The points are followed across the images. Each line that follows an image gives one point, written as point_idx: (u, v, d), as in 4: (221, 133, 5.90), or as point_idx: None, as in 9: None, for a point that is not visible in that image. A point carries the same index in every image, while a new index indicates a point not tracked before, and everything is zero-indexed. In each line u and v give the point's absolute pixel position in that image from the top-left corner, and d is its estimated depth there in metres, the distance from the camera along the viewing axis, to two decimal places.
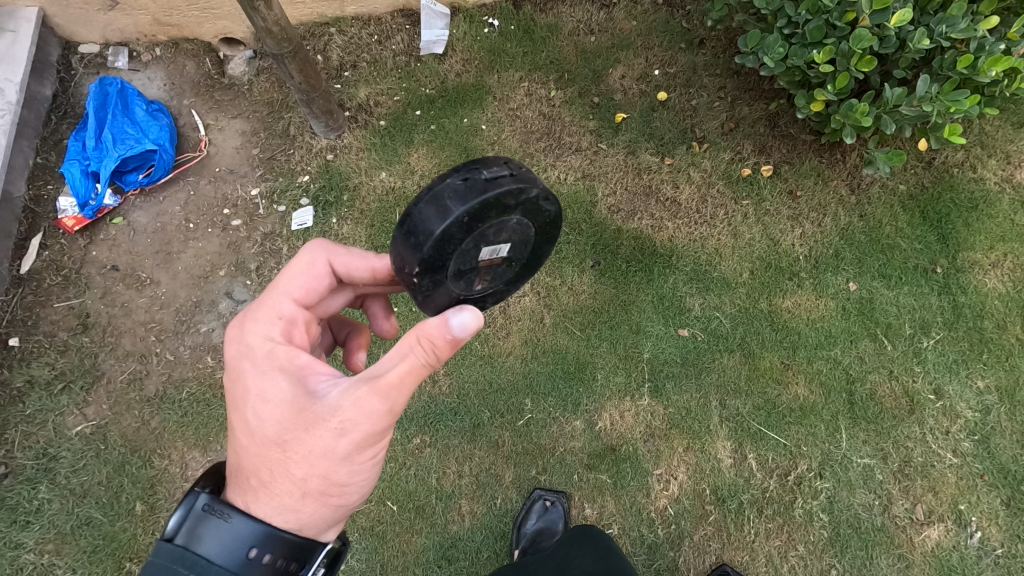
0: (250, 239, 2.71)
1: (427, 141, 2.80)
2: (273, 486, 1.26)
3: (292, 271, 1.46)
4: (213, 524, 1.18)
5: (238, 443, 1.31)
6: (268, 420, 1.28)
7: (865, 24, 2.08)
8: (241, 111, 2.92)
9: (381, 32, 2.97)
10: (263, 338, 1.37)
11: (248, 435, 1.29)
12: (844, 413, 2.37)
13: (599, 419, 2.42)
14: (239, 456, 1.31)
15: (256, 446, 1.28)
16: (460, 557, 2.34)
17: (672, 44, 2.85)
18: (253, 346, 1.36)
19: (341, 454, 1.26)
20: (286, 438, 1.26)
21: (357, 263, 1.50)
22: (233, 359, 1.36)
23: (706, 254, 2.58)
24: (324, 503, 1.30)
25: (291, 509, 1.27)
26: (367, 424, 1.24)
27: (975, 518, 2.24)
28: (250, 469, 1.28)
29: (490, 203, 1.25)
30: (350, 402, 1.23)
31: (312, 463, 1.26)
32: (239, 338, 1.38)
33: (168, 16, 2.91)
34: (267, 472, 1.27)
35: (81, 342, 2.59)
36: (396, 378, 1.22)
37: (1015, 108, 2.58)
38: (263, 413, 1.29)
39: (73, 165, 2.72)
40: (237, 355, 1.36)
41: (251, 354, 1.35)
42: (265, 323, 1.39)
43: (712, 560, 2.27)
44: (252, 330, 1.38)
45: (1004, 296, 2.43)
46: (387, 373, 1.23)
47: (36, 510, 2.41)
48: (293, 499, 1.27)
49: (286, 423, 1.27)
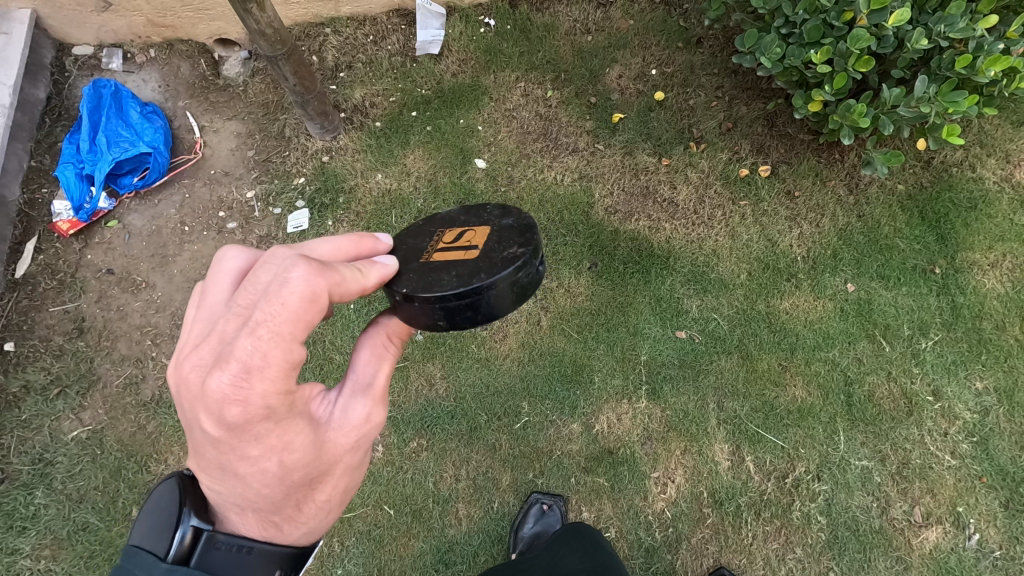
0: (246, 242, 2.70)
1: (423, 142, 2.79)
2: (301, 519, 1.14)
3: (295, 310, 1.02)
4: (232, 564, 1.04)
5: (253, 500, 1.06)
6: (295, 466, 1.09)
7: (862, 24, 2.06)
8: (236, 112, 2.91)
9: (377, 32, 2.95)
10: (284, 394, 1.02)
11: (270, 485, 1.06)
12: (843, 415, 2.36)
13: (596, 421, 2.41)
14: (246, 506, 1.07)
15: (280, 494, 1.09)
16: (456, 561, 2.33)
17: (669, 43, 2.83)
18: (268, 404, 1.01)
19: (357, 468, 1.24)
20: (311, 474, 1.13)
21: (350, 280, 1.17)
22: (237, 422, 0.99)
23: (704, 255, 2.57)
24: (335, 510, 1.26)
25: (314, 530, 1.18)
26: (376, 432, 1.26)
27: (973, 520, 2.23)
28: (269, 515, 1.09)
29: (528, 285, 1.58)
30: (360, 417, 1.21)
31: (335, 485, 1.19)
32: (237, 397, 0.98)
33: (162, 18, 2.89)
34: (294, 511, 1.12)
35: (77, 346, 2.59)
36: (386, 381, 1.27)
37: (1015, 107, 2.56)
38: (291, 460, 1.08)
39: (68, 168, 2.73)
40: (245, 417, 1.00)
41: (264, 414, 1.01)
42: (277, 378, 1.00)
43: (709, 563, 2.27)
44: (258, 390, 0.99)
45: (1003, 297, 2.42)
46: (381, 378, 1.26)
47: (32, 516, 2.41)
48: (319, 522, 1.18)
49: (310, 462, 1.11)
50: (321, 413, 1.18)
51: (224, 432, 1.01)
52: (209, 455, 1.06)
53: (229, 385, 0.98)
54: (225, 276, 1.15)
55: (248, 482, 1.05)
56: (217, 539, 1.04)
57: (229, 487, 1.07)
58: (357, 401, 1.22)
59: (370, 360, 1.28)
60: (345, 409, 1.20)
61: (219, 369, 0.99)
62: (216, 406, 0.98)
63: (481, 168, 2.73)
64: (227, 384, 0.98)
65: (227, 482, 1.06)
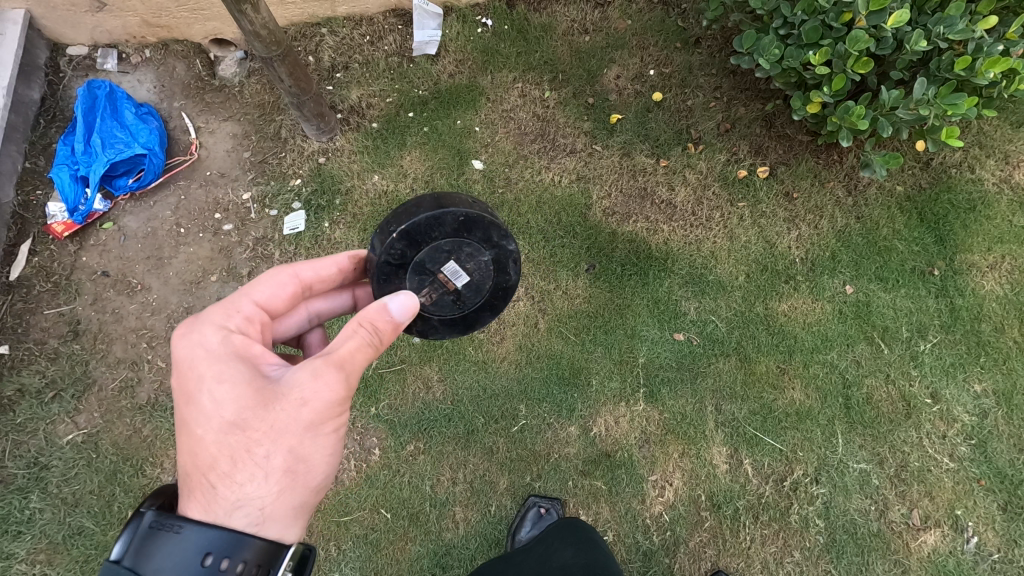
0: (242, 244, 2.69)
1: (420, 144, 2.77)
2: (237, 474, 1.26)
3: (262, 279, 1.52)
4: (171, 545, 1.14)
5: (196, 443, 1.28)
6: (227, 403, 1.29)
7: (861, 25, 2.04)
8: (231, 113, 2.89)
9: (373, 32, 2.93)
10: (224, 333, 1.38)
11: (203, 420, 1.28)
12: (841, 417, 2.35)
13: (594, 424, 2.40)
14: (193, 447, 1.28)
15: (216, 437, 1.27)
16: (454, 565, 2.33)
17: (667, 44, 2.82)
18: (208, 338, 1.36)
19: (305, 431, 1.30)
20: (246, 423, 1.28)
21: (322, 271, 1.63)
22: (185, 354, 1.34)
23: (702, 257, 2.56)
24: (295, 485, 1.31)
25: (257, 496, 1.26)
26: (327, 398, 1.30)
27: (971, 523, 2.23)
28: (207, 466, 1.26)
29: (479, 223, 1.68)
30: (306, 377, 1.30)
31: (279, 443, 1.28)
32: (189, 334, 1.37)
33: (157, 18, 2.86)
34: (231, 461, 1.26)
35: (72, 349, 2.57)
36: (350, 351, 1.32)
37: (1014, 108, 2.54)
38: (220, 396, 1.29)
39: (62, 170, 2.69)
40: (191, 352, 1.34)
41: (207, 353, 1.34)
42: (224, 321, 1.40)
43: (706, 567, 2.27)
44: (204, 331, 1.37)
45: (1001, 299, 2.41)
46: (340, 347, 1.32)
47: (27, 520, 2.40)
48: (260, 487, 1.27)
49: (246, 408, 1.29)
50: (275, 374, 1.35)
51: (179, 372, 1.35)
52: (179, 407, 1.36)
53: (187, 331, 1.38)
54: None
55: (191, 419, 1.29)
56: (158, 522, 1.16)
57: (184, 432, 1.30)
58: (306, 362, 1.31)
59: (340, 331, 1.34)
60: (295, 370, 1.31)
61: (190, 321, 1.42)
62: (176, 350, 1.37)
63: (479, 169, 2.72)
64: (187, 328, 1.38)
65: (183, 430, 1.31)
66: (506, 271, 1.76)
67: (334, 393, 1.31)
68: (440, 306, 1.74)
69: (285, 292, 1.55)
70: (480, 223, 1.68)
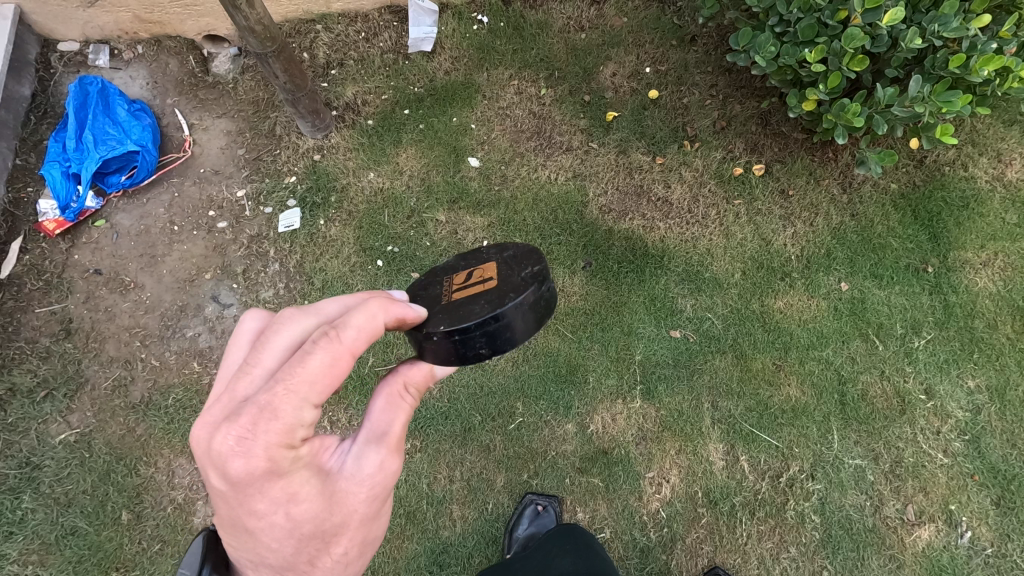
0: (236, 242, 2.66)
1: (416, 141, 2.76)
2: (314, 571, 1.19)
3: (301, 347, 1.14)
4: None
5: (265, 549, 1.14)
6: (303, 518, 1.13)
7: (856, 23, 2.05)
8: (225, 110, 2.87)
9: (368, 29, 2.92)
10: (281, 447, 1.09)
11: (280, 537, 1.13)
12: (836, 414, 2.36)
13: (591, 421, 2.40)
14: (263, 559, 1.15)
15: (291, 545, 1.14)
16: (451, 563, 2.33)
17: (662, 42, 2.83)
18: (266, 463, 1.08)
19: (375, 514, 1.25)
20: (321, 529, 1.16)
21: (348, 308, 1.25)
22: (240, 475, 1.08)
23: (698, 255, 2.56)
24: (362, 554, 1.27)
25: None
26: (388, 480, 1.24)
27: (965, 518, 2.24)
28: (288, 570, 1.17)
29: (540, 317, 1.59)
30: (373, 470, 1.21)
31: (352, 535, 1.21)
32: (240, 451, 1.07)
33: (150, 13, 2.84)
34: (306, 563, 1.17)
35: (64, 348, 2.55)
36: (402, 430, 1.27)
37: (1005, 106, 2.58)
38: (297, 512, 1.13)
39: (54, 167, 2.66)
40: (246, 475, 1.08)
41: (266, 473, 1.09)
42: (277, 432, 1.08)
43: (704, 563, 2.27)
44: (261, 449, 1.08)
45: (995, 295, 2.43)
46: (396, 428, 1.26)
47: (19, 520, 2.37)
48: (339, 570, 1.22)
49: (323, 517, 1.15)
50: (333, 465, 1.19)
51: (232, 484, 1.09)
52: (227, 511, 1.14)
53: (235, 443, 1.07)
54: (245, 338, 1.29)
55: (259, 535, 1.13)
56: None
57: (246, 541, 1.15)
58: (370, 452, 1.22)
59: (383, 408, 1.28)
60: (358, 459, 1.21)
61: (224, 429, 1.08)
62: (224, 469, 1.08)
63: (475, 166, 2.71)
64: (233, 444, 1.07)
65: (243, 534, 1.14)
66: None
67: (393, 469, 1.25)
68: None
69: None
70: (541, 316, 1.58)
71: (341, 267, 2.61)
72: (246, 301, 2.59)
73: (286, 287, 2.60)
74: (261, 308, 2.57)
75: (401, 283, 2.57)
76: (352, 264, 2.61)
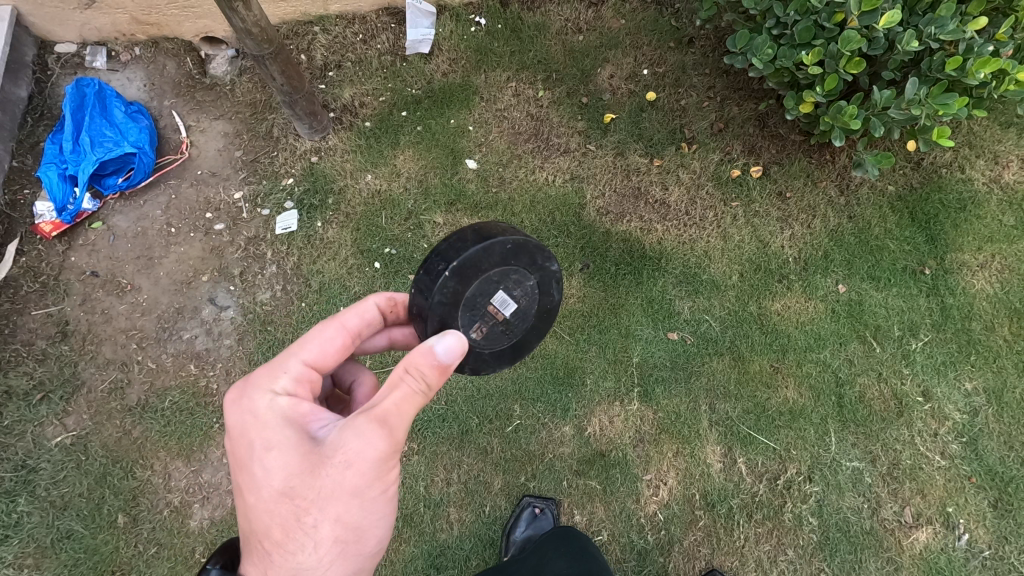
0: (233, 244, 2.66)
1: (413, 143, 2.76)
2: (290, 542, 1.26)
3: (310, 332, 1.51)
4: None
5: (250, 505, 1.29)
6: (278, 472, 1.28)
7: (853, 25, 2.05)
8: (223, 112, 2.87)
9: (366, 31, 2.92)
10: (269, 400, 1.36)
11: (259, 490, 1.28)
12: (833, 416, 2.36)
13: (588, 424, 2.40)
14: (251, 518, 1.30)
15: (268, 502, 1.27)
16: (449, 565, 2.32)
17: (660, 43, 2.83)
18: (256, 412, 1.34)
19: (354, 495, 1.26)
20: (294, 491, 1.26)
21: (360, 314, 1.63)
22: (237, 424, 1.35)
23: (696, 256, 2.56)
24: (344, 543, 1.29)
25: (306, 566, 1.26)
26: (369, 457, 1.25)
27: (962, 521, 2.24)
28: (266, 532, 1.27)
29: (524, 247, 1.60)
30: (349, 438, 1.26)
31: (326, 507, 1.25)
32: (239, 401, 1.37)
33: (147, 15, 2.84)
34: (284, 528, 1.26)
35: (61, 350, 2.54)
36: (393, 407, 1.27)
37: (1003, 108, 2.58)
38: (272, 466, 1.28)
39: (50, 168, 2.65)
40: (240, 423, 1.35)
41: (254, 421, 1.34)
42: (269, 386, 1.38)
43: (701, 566, 2.27)
44: (257, 399, 1.36)
45: (992, 297, 2.43)
46: (386, 403, 1.27)
47: (15, 524, 2.36)
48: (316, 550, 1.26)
49: (295, 475, 1.26)
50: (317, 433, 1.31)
51: (233, 435, 1.36)
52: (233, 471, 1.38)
53: (237, 396, 1.38)
54: None
55: (246, 487, 1.30)
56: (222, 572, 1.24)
57: (240, 501, 1.33)
58: (350, 422, 1.27)
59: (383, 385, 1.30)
60: (340, 428, 1.27)
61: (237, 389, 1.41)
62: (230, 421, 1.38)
63: (473, 168, 2.71)
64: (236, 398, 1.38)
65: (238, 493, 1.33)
66: (551, 292, 1.71)
67: (376, 446, 1.25)
68: (489, 335, 1.67)
69: (331, 343, 1.49)
70: (527, 249, 1.60)
71: (338, 269, 2.60)
72: (243, 303, 2.58)
73: (283, 289, 2.59)
74: (258, 310, 2.57)
75: (399, 286, 2.57)
76: (350, 267, 2.60)
